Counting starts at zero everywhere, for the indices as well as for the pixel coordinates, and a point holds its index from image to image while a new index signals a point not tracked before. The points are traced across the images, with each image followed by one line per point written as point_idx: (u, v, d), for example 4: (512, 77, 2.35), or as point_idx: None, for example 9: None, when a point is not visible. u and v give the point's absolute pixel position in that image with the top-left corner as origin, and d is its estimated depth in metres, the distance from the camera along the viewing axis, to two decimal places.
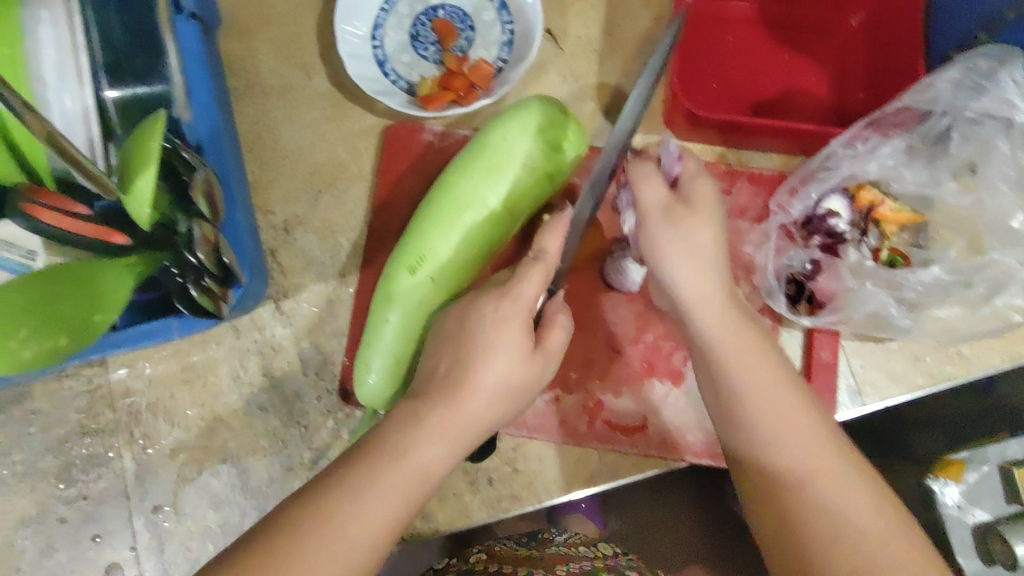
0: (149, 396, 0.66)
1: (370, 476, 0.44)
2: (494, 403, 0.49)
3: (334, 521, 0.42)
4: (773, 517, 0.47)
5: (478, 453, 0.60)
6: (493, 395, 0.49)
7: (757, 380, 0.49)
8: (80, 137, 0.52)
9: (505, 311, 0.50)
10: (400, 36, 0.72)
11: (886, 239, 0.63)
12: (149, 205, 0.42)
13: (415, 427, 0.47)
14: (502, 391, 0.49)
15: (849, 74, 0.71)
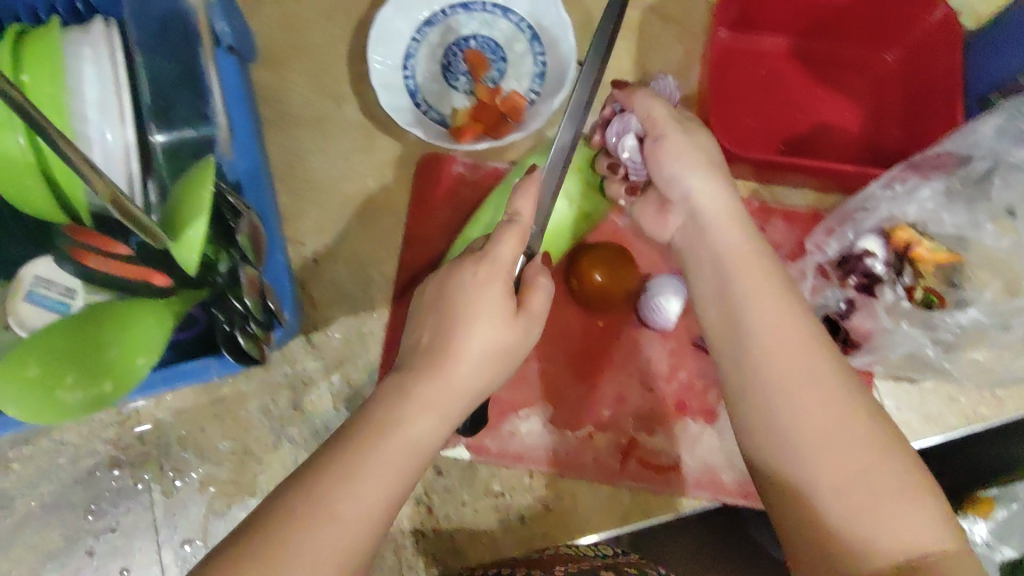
0: (179, 429, 0.66)
1: (365, 458, 0.41)
2: (489, 365, 0.49)
3: (327, 499, 0.38)
4: (803, 517, 0.41)
5: (471, 425, 0.58)
6: (489, 359, 0.49)
7: (775, 334, 0.44)
8: (119, 173, 0.52)
9: (484, 275, 0.50)
10: (432, 67, 0.71)
11: (921, 277, 0.62)
12: (198, 252, 0.42)
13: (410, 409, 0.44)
14: (494, 355, 0.49)
15: (884, 110, 0.71)
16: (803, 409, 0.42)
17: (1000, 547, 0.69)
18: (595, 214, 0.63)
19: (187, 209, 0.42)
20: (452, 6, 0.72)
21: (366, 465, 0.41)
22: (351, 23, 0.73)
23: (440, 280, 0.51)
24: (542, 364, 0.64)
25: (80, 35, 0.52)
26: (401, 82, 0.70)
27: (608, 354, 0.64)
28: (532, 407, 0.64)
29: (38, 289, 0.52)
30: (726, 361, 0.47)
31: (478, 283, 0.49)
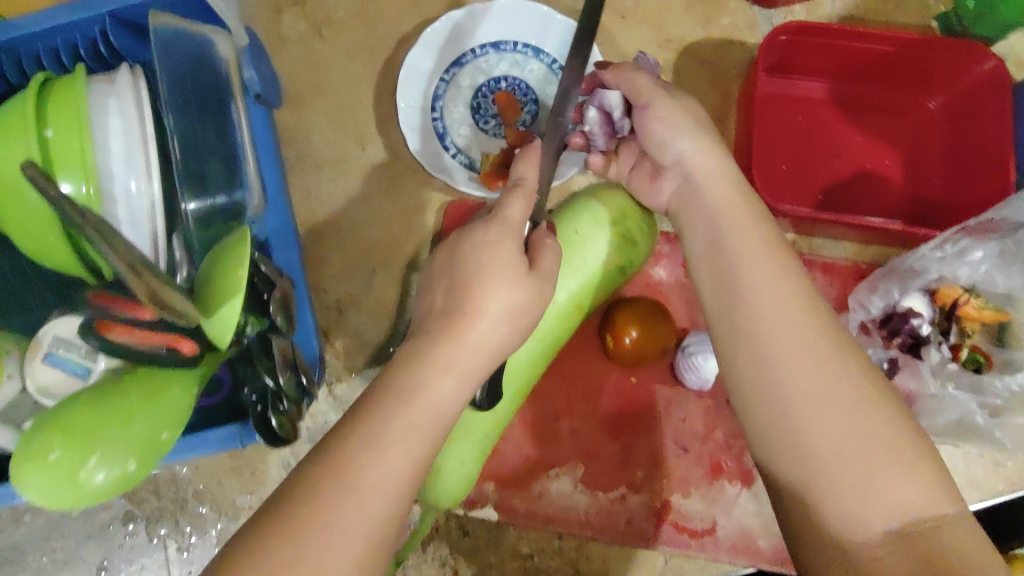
0: (195, 483, 0.64)
1: (381, 426, 0.40)
2: (506, 324, 0.46)
3: (349, 473, 0.38)
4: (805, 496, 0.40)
5: (490, 398, 0.52)
6: (506, 317, 0.46)
7: (779, 320, 0.43)
8: (144, 230, 0.49)
9: (494, 235, 0.46)
10: (461, 108, 0.69)
11: (967, 336, 0.60)
12: (233, 330, 0.39)
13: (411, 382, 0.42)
14: (513, 313, 0.46)
15: (925, 159, 0.69)
16: (807, 391, 0.41)
17: None
18: (632, 270, 0.59)
19: (218, 286, 0.40)
20: (482, 46, 0.69)
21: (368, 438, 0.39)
22: (378, 63, 0.71)
23: (445, 250, 0.48)
24: (572, 422, 0.62)
25: (105, 85, 0.50)
26: (430, 124, 0.68)
27: (640, 413, 0.62)
28: (562, 467, 0.62)
29: (57, 350, 0.50)
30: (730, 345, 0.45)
31: (488, 244, 0.46)
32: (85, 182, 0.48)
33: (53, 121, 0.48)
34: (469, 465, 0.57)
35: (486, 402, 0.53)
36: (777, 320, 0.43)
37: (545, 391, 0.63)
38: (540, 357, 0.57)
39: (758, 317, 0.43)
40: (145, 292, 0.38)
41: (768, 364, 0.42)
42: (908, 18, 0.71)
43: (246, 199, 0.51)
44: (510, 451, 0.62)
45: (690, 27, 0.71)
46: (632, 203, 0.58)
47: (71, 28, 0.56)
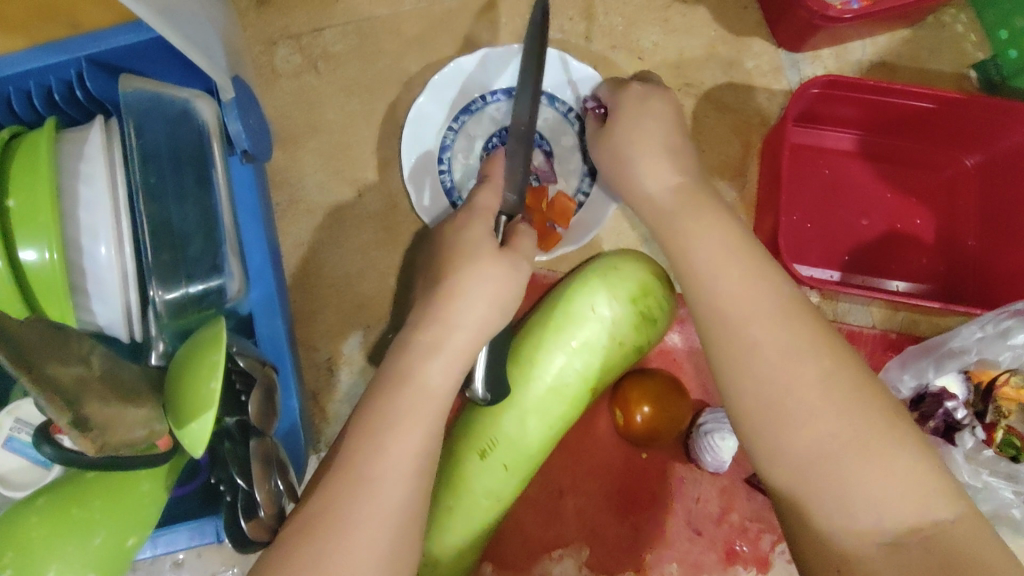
0: (175, 555, 0.59)
1: (381, 425, 0.41)
2: (486, 302, 0.47)
3: (364, 485, 0.39)
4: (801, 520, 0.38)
5: (492, 395, 0.50)
6: (486, 299, 0.47)
7: (769, 347, 0.41)
8: (115, 306, 0.43)
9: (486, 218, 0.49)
10: (470, 160, 0.65)
11: (1004, 416, 0.55)
12: (204, 448, 0.35)
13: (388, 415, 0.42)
14: (494, 298, 0.47)
15: (960, 217, 0.65)
16: (820, 447, 0.38)
17: None
18: (650, 347, 0.55)
19: (191, 400, 0.36)
20: (494, 92, 0.65)
21: (361, 473, 0.40)
22: (377, 102, 0.67)
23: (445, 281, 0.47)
24: (577, 499, 0.58)
25: (75, 142, 0.43)
26: (437, 177, 0.64)
27: (649, 491, 0.58)
28: (566, 548, 0.58)
29: (19, 434, 0.45)
30: (722, 349, 0.43)
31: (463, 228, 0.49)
32: (50, 249, 0.40)
33: (11, 183, 0.40)
34: (467, 553, 0.53)
35: (485, 399, 0.50)
36: (787, 380, 0.40)
37: (549, 465, 0.59)
38: (546, 441, 0.53)
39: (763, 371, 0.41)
40: (92, 447, 0.34)
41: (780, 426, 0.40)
42: (943, 66, 0.67)
43: (224, 285, 0.49)
44: (510, 530, 0.58)
45: (711, 71, 0.67)
46: (647, 272, 0.55)
47: (44, 69, 0.49)
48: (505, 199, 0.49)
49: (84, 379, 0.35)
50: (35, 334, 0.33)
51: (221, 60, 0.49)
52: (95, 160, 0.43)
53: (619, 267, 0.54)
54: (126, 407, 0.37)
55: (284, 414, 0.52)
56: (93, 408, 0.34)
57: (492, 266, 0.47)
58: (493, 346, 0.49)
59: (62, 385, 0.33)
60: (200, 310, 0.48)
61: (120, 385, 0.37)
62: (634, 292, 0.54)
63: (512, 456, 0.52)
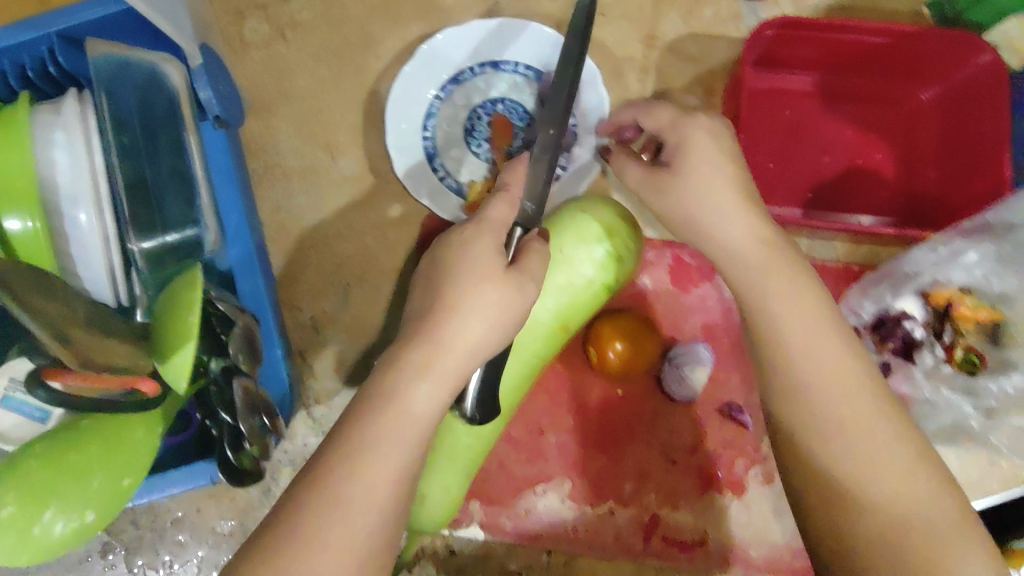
0: (175, 511, 0.62)
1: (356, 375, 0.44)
2: (482, 321, 0.45)
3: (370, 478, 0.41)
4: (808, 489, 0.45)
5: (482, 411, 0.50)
6: (485, 315, 0.45)
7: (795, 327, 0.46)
8: (99, 267, 0.45)
9: None
10: (453, 130, 0.67)
11: (962, 335, 0.58)
12: (188, 379, 0.37)
13: (380, 407, 0.43)
14: (493, 313, 0.45)
15: (919, 151, 0.66)
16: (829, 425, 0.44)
17: None
18: (618, 286, 0.57)
19: (171, 334, 0.38)
20: (481, 64, 0.67)
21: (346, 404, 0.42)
22: (345, 67, 0.69)
23: None
24: (557, 437, 0.61)
25: (50, 113, 0.45)
26: (420, 144, 0.66)
27: (627, 425, 0.61)
28: (548, 483, 0.60)
29: (13, 393, 0.46)
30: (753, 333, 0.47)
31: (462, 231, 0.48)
32: (32, 218, 0.43)
33: None
34: (450, 489, 0.55)
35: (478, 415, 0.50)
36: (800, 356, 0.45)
37: (529, 407, 0.61)
38: (521, 378, 0.55)
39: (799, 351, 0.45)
40: (75, 361, 0.36)
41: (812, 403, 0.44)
42: (898, 4, 0.69)
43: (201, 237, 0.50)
44: (494, 470, 0.60)
45: (671, 21, 0.68)
46: (613, 214, 0.56)
47: (16, 49, 0.50)
48: (522, 209, 0.48)
49: (67, 313, 0.37)
50: (18, 269, 0.36)
51: (186, 25, 0.52)
52: (71, 129, 0.44)
53: (586, 211, 0.56)
54: (110, 341, 0.39)
55: (269, 364, 0.54)
56: (77, 334, 0.37)
57: (453, 236, 0.48)
58: (486, 367, 0.49)
59: (48, 313, 0.35)
60: (181, 259, 0.49)
61: (105, 326, 0.39)
62: (601, 233, 0.55)
63: None
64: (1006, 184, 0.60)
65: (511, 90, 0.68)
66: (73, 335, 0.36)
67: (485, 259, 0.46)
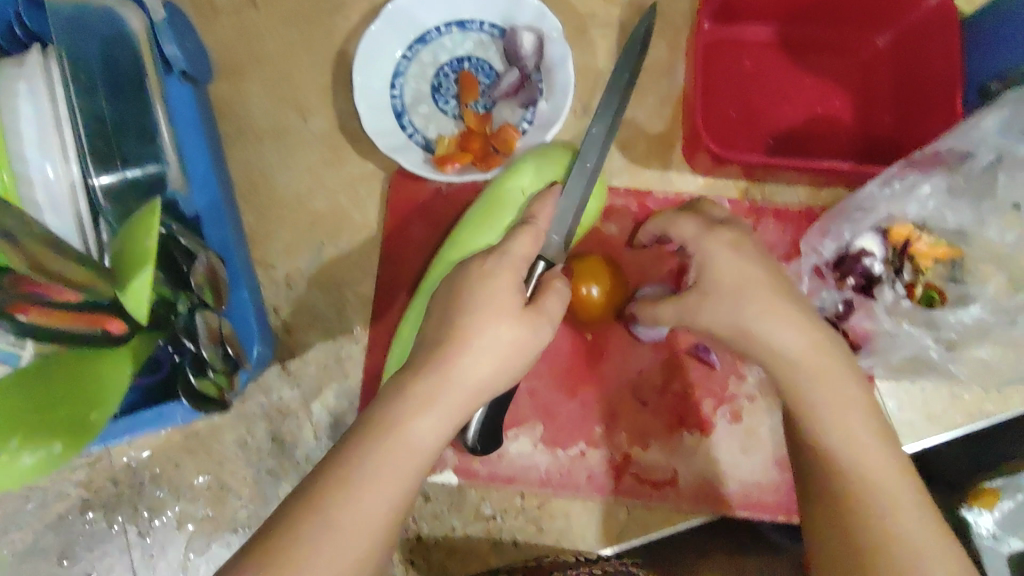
0: (153, 467, 0.63)
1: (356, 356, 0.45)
2: (491, 362, 0.46)
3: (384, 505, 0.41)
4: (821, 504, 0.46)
5: (484, 441, 0.54)
6: (492, 354, 0.46)
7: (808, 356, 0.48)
8: (68, 215, 0.44)
9: None
10: (421, 87, 0.68)
11: (921, 273, 0.59)
12: (147, 305, 0.38)
13: (383, 438, 0.43)
14: (507, 350, 0.47)
15: (875, 96, 0.68)
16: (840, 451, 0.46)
17: (1006, 539, 0.73)
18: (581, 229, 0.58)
19: (129, 260, 0.39)
20: (448, 24, 0.68)
21: None
22: (314, 30, 0.69)
23: None
24: (529, 382, 0.62)
25: (14, 65, 0.45)
26: (388, 101, 0.67)
27: (596, 366, 0.62)
28: (520, 427, 0.61)
29: None
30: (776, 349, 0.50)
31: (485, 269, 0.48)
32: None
33: None
34: None
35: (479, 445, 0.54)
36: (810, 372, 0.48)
37: None
38: None
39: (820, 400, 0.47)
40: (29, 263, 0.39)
41: (834, 449, 0.46)
42: None
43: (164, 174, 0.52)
44: None
45: None
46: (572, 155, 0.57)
47: None
48: (549, 241, 0.52)
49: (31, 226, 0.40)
50: None
51: None
52: (34, 77, 0.44)
53: (544, 154, 0.57)
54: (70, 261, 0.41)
55: (238, 305, 0.55)
56: (36, 245, 0.39)
57: None
58: (489, 405, 0.52)
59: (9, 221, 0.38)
60: (140, 193, 0.50)
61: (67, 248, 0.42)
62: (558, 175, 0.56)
63: None
64: (959, 118, 0.61)
65: (476, 48, 0.69)
66: (31, 243, 0.39)
67: (502, 300, 0.47)
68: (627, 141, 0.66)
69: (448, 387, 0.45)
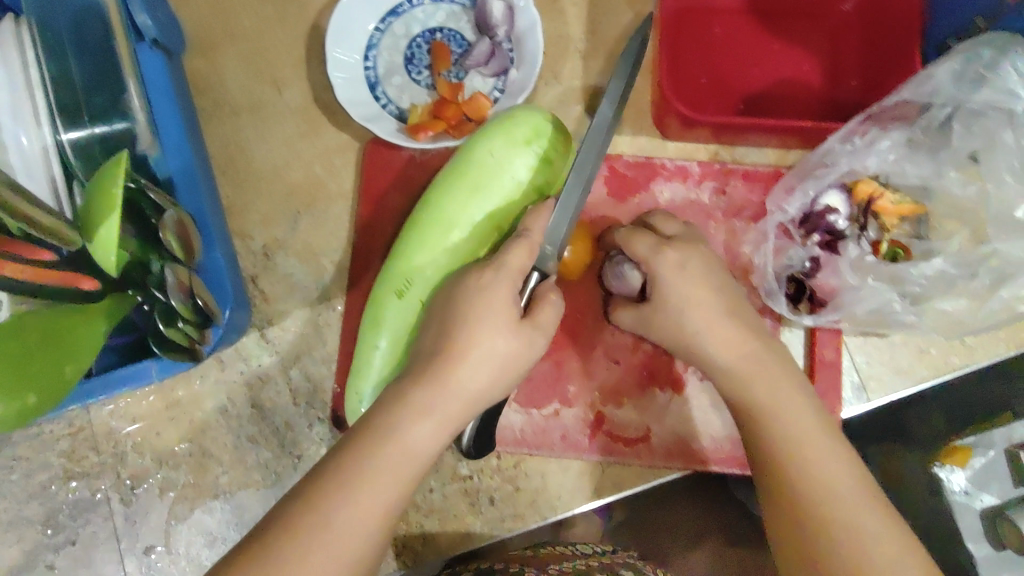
0: (135, 436, 0.64)
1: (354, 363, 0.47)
2: (487, 371, 0.48)
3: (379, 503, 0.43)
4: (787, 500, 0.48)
5: (476, 447, 0.57)
6: (489, 365, 0.48)
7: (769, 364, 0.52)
8: (41, 178, 0.45)
9: None
10: (394, 58, 0.69)
11: (887, 231, 0.61)
12: (115, 251, 0.39)
13: (384, 440, 0.44)
14: (500, 361, 0.49)
15: (842, 59, 0.69)
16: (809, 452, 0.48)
17: (979, 494, 0.74)
18: (549, 190, 0.59)
19: (96, 210, 0.39)
20: None
21: None
22: (288, 5, 0.70)
23: None
24: None
25: None
26: (362, 73, 0.68)
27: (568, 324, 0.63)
28: None
29: None
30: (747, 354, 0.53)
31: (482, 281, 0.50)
32: None
33: None
34: None
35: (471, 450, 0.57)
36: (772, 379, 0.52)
37: None
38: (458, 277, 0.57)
39: (792, 411, 0.50)
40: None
41: (804, 453, 0.49)
42: None
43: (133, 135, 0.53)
44: None
45: None
46: (541, 116, 0.58)
47: None
48: (543, 250, 0.54)
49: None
50: None
51: None
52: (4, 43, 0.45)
53: (513, 116, 0.58)
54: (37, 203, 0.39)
55: (210, 267, 0.55)
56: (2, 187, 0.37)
57: None
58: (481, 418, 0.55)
59: None
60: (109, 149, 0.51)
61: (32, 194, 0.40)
62: (528, 134, 0.57)
63: (426, 290, 0.56)
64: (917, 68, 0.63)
65: (448, 20, 0.69)
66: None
67: (500, 313, 0.49)
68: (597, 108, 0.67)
69: (445, 395, 0.47)
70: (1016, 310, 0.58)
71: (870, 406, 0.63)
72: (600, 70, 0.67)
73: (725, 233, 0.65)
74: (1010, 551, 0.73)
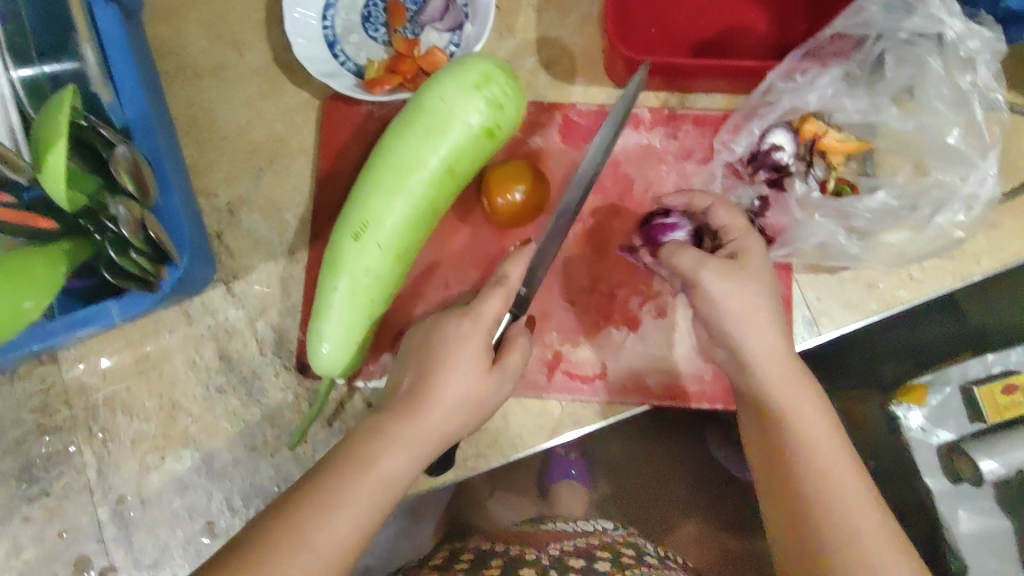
0: (105, 391, 0.65)
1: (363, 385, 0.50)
2: (456, 413, 0.50)
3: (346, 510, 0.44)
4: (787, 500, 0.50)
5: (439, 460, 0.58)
6: (458, 405, 0.50)
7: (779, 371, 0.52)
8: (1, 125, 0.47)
9: None
10: (351, 17, 0.70)
11: (833, 169, 0.63)
12: (64, 178, 0.40)
13: (361, 469, 0.46)
14: (464, 401, 0.50)
15: (789, 5, 0.70)
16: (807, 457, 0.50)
17: (935, 431, 0.75)
18: (500, 133, 0.60)
19: (45, 139, 0.41)
20: None
21: None
22: None
23: None
24: None
25: None
26: (320, 31, 0.69)
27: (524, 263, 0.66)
28: None
29: None
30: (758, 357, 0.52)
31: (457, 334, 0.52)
32: None
33: None
34: (354, 330, 0.59)
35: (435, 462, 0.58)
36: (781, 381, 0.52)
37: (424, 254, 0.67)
38: (412, 220, 0.58)
39: (793, 413, 0.51)
40: None
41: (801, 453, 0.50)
42: None
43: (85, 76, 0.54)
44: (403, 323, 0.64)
45: None
46: (489, 62, 0.59)
47: None
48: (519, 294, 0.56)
49: None
50: None
51: None
52: None
53: (462, 63, 0.59)
54: None
55: (166, 210, 0.56)
56: None
57: None
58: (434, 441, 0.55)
59: None
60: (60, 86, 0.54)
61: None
62: (477, 80, 0.58)
63: (381, 235, 0.58)
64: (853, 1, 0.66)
65: None
66: None
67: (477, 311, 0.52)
68: (552, 60, 0.69)
69: (423, 425, 0.49)
70: (953, 235, 0.60)
71: (820, 340, 0.63)
72: (553, 23, 0.69)
73: (676, 176, 0.66)
74: (966, 483, 0.75)
